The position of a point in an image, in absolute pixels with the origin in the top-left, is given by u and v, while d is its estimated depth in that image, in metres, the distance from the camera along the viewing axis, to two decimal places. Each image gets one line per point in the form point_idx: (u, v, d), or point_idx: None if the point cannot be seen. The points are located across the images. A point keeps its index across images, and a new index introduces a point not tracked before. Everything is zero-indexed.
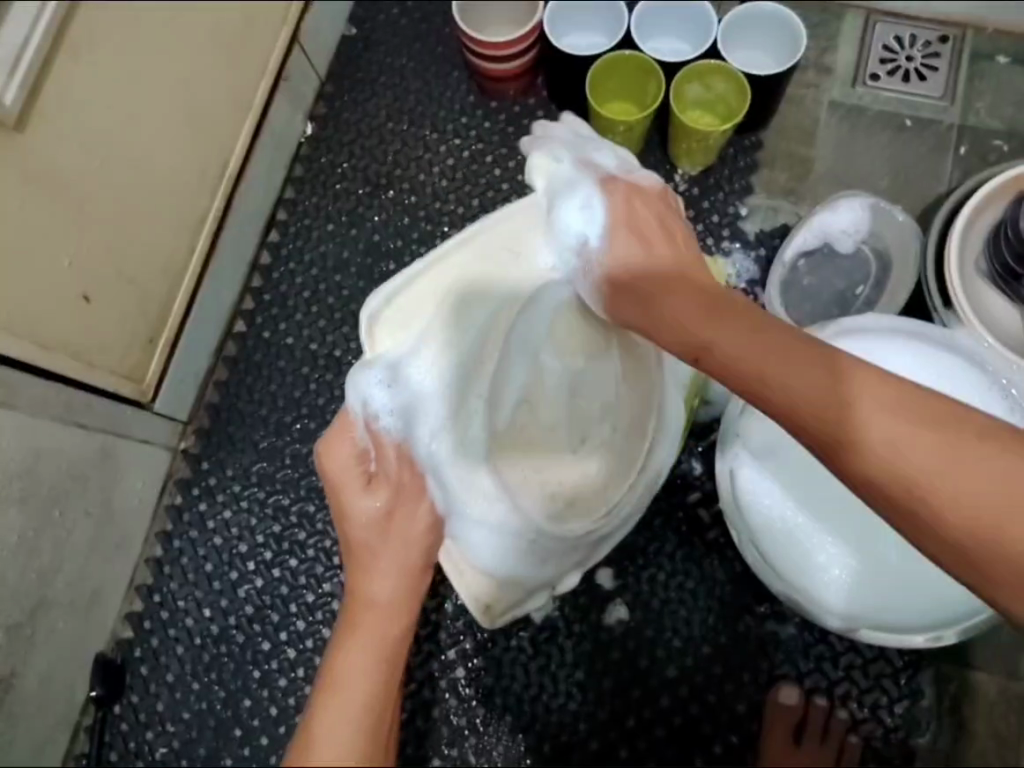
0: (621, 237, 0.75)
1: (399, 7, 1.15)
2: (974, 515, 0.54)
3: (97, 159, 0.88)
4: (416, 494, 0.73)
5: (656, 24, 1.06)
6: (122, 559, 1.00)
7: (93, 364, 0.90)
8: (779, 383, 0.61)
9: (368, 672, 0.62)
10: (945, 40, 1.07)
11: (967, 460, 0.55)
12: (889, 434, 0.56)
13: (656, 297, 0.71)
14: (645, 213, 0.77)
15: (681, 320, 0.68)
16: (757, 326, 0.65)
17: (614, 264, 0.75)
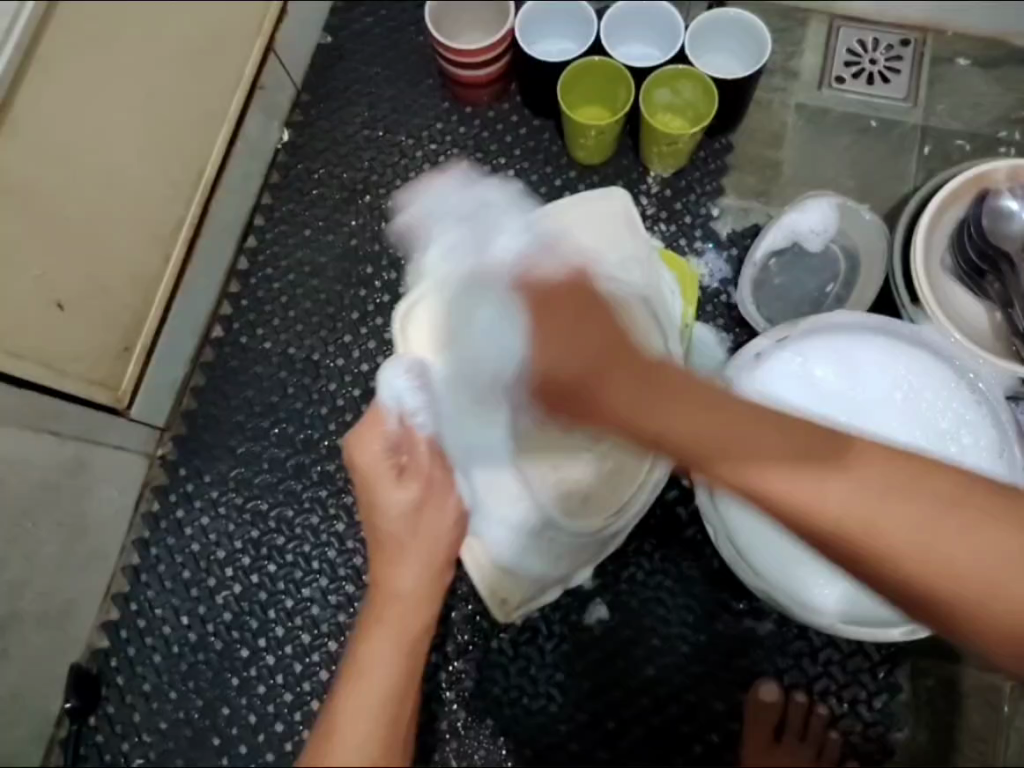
0: (544, 331, 0.65)
1: (373, 17, 1.16)
2: (947, 576, 0.56)
3: (69, 168, 0.89)
4: (445, 489, 0.73)
5: (626, 30, 1.08)
6: (97, 568, 0.99)
7: (66, 371, 0.89)
8: (734, 454, 0.59)
9: (389, 673, 0.65)
10: (908, 44, 1.10)
11: (942, 534, 0.56)
12: (854, 503, 0.56)
13: (593, 394, 0.62)
14: (560, 292, 0.66)
15: (620, 411, 0.61)
16: (714, 405, 0.60)
17: (545, 364, 0.64)
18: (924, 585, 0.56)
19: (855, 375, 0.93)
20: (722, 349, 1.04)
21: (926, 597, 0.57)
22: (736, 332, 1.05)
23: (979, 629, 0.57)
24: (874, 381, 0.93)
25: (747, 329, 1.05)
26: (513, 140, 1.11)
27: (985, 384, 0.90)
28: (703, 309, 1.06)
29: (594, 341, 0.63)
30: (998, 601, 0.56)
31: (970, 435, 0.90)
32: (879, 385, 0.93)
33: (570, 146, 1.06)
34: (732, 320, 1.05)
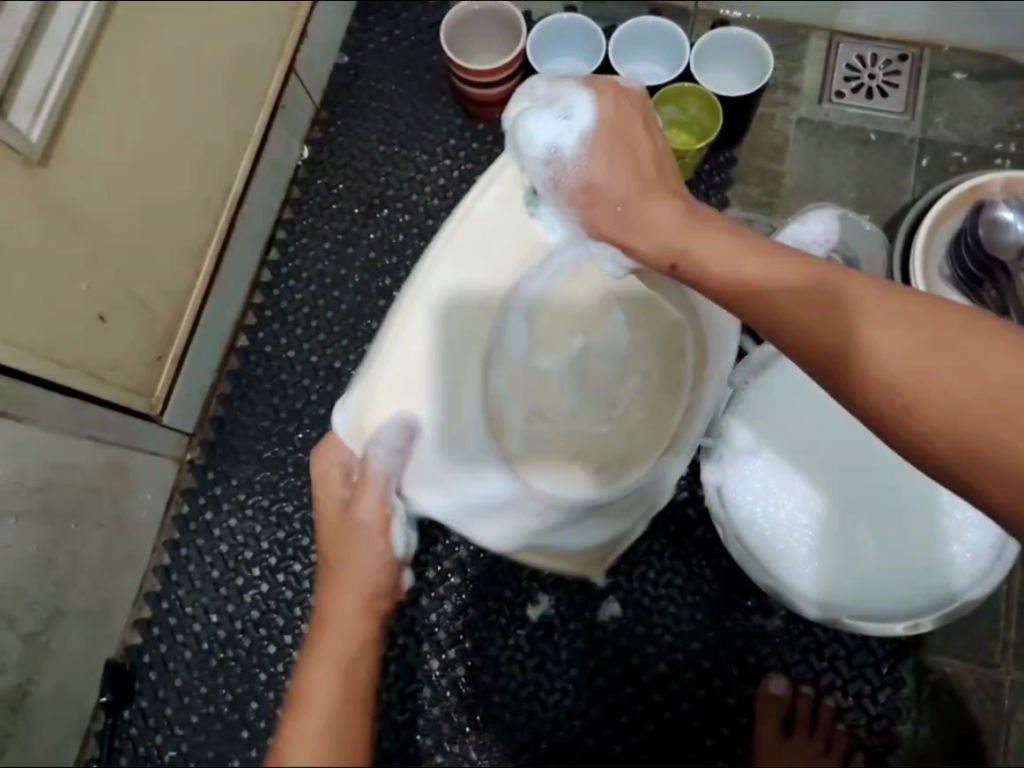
0: (603, 160, 0.72)
1: (388, 36, 1.20)
2: (946, 406, 0.52)
3: (111, 187, 0.93)
4: (371, 525, 0.68)
5: (632, 49, 1.12)
6: (132, 569, 1.04)
7: (106, 379, 0.94)
8: (761, 276, 0.60)
9: (330, 698, 0.60)
10: (905, 59, 1.14)
11: (950, 360, 0.53)
12: (871, 327, 0.55)
13: (637, 223, 0.69)
14: (623, 129, 0.72)
15: (656, 240, 0.67)
16: (738, 235, 0.64)
17: (592, 187, 0.72)
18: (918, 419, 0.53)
19: None
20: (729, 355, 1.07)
21: (920, 432, 0.54)
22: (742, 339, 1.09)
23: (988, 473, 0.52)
24: None
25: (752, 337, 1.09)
26: None
27: None
28: None
29: (626, 181, 0.71)
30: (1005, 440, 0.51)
31: None
32: None
33: None
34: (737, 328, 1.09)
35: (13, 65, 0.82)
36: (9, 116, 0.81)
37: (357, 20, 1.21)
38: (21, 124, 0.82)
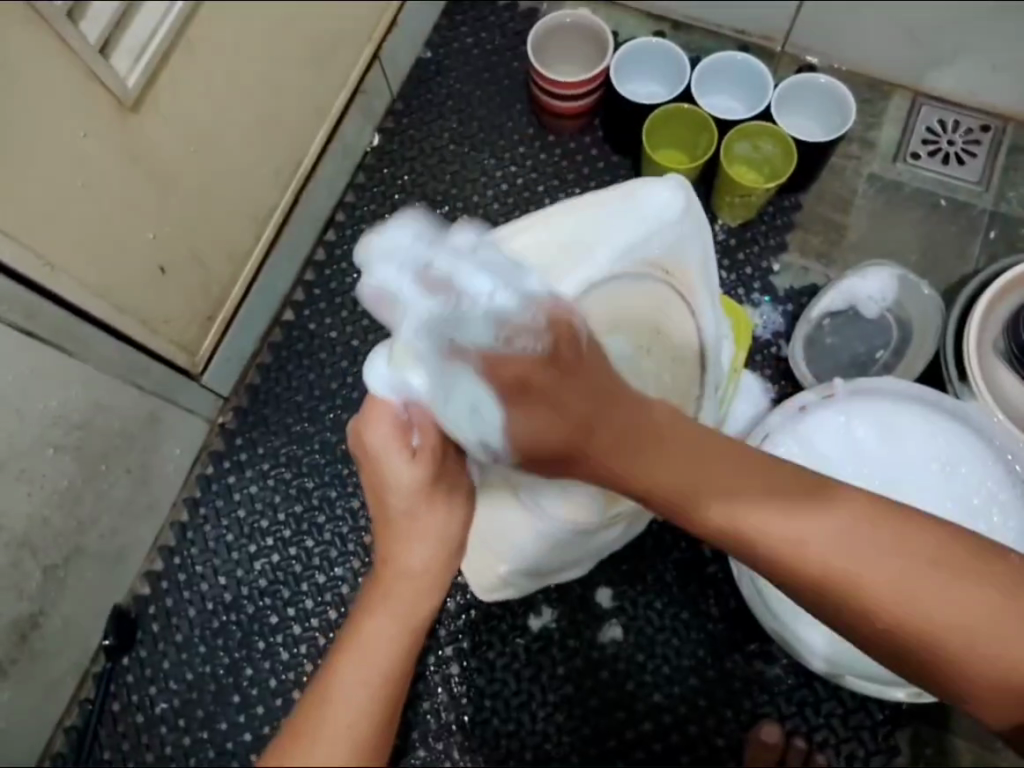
0: (512, 412, 0.60)
1: (473, 38, 1.22)
2: (922, 628, 0.57)
3: (194, 146, 0.95)
4: (458, 471, 0.71)
5: (713, 83, 1.12)
6: (150, 519, 1.06)
7: (157, 330, 0.97)
8: (722, 496, 0.60)
9: (394, 641, 0.61)
10: (987, 129, 1.12)
11: (923, 582, 0.57)
12: (838, 558, 0.58)
13: (579, 455, 0.61)
14: (561, 351, 0.59)
15: (599, 468, 0.61)
16: (694, 449, 0.61)
17: (521, 446, 0.62)
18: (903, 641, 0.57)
19: (895, 440, 0.96)
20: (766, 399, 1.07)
21: (911, 646, 0.57)
22: (782, 385, 1.08)
23: (972, 679, 0.57)
24: (912, 449, 0.96)
25: (793, 383, 1.08)
26: (590, 172, 1.16)
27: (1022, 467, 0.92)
28: (752, 358, 1.09)
29: (562, 418, 0.60)
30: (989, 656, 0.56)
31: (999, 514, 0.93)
32: (917, 453, 0.96)
33: None
34: (779, 373, 1.09)
35: (122, 10, 0.85)
36: (112, 58, 0.85)
37: (444, 18, 1.22)
38: (121, 68, 0.85)
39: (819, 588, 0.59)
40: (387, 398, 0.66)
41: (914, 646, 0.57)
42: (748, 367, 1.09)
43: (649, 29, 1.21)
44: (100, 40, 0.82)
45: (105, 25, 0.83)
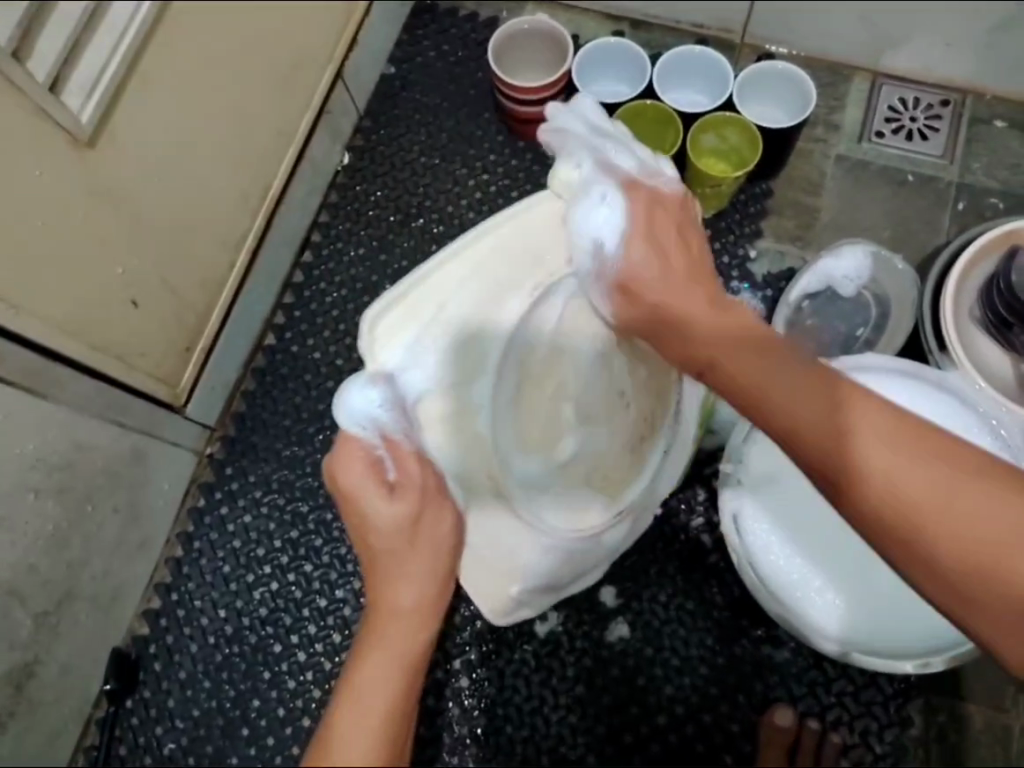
0: (642, 240, 0.76)
1: (435, 51, 1.22)
2: (962, 542, 0.59)
3: (157, 179, 0.95)
4: (438, 500, 0.70)
5: (676, 78, 1.14)
6: (144, 557, 1.05)
7: (134, 365, 0.96)
8: (775, 399, 0.65)
9: (386, 687, 0.60)
10: (947, 104, 1.14)
11: (963, 499, 0.59)
12: (895, 465, 0.60)
13: (668, 316, 0.74)
14: (662, 222, 0.77)
15: (684, 325, 0.73)
16: (766, 347, 0.68)
17: (642, 300, 0.75)
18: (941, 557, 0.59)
19: None
20: None
21: (952, 567, 0.59)
22: None
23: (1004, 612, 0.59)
24: None
25: None
26: None
27: (1006, 430, 0.93)
28: None
29: (655, 294, 0.75)
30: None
31: None
32: None
33: None
34: None
35: (70, 46, 0.84)
36: (63, 95, 0.84)
37: (406, 33, 1.23)
38: (73, 105, 0.84)
39: (863, 507, 0.61)
40: (363, 439, 0.70)
41: (965, 562, 0.59)
42: None
43: (609, 30, 1.22)
44: (50, 78, 0.81)
45: (53, 62, 0.82)
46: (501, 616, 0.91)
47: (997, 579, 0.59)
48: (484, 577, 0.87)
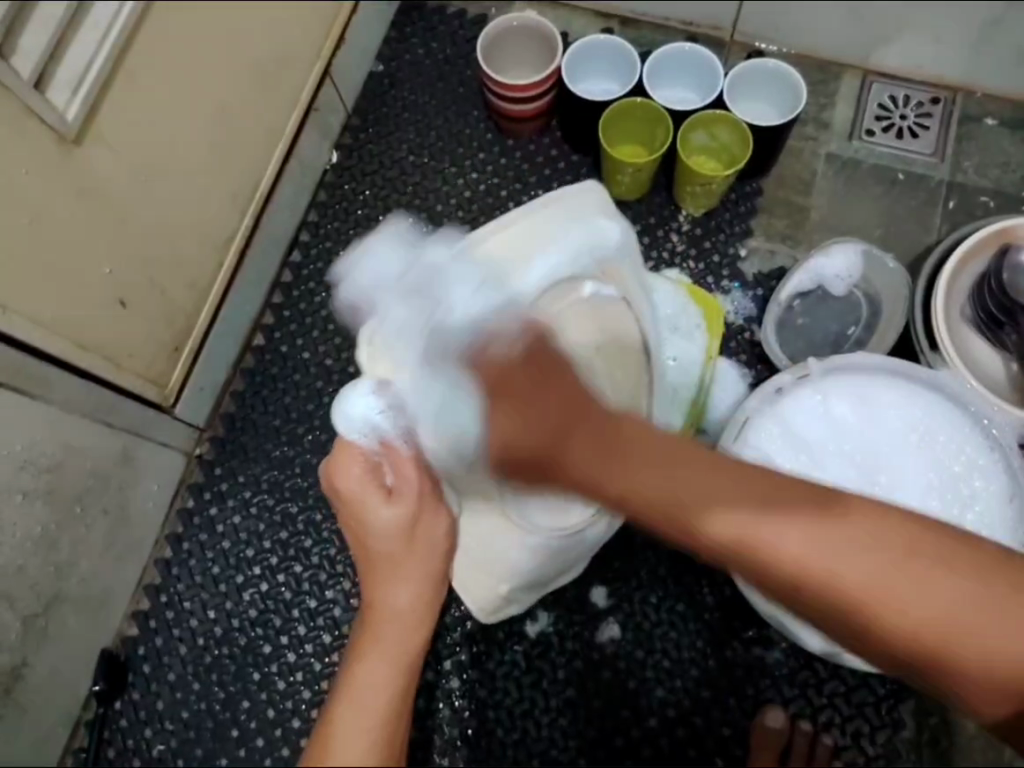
0: (499, 409, 0.63)
1: (424, 48, 1.21)
2: (900, 620, 0.60)
3: (144, 176, 0.94)
4: (436, 503, 0.70)
5: (666, 76, 1.13)
6: (133, 559, 1.04)
7: (123, 366, 0.95)
8: (685, 512, 0.60)
9: (385, 690, 0.60)
10: (937, 102, 1.14)
11: (898, 577, 0.60)
12: (835, 561, 0.60)
13: (559, 453, 0.61)
14: (518, 368, 0.63)
15: (584, 478, 0.61)
16: (669, 455, 0.61)
17: (503, 444, 0.63)
18: (882, 632, 0.60)
19: (873, 413, 0.96)
20: (743, 383, 1.07)
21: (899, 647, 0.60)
22: (758, 369, 1.09)
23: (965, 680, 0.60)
24: (892, 422, 0.96)
25: (769, 366, 1.09)
26: (553, 174, 1.16)
27: (998, 430, 0.93)
28: (727, 345, 1.10)
29: (548, 414, 0.61)
30: (976, 646, 0.59)
31: (981, 478, 0.93)
32: (896, 426, 0.96)
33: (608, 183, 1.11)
34: (754, 357, 1.09)
35: (55, 42, 0.83)
36: (48, 92, 0.83)
37: (394, 31, 1.22)
38: (58, 101, 0.83)
39: (800, 587, 0.61)
40: (361, 441, 0.70)
41: (913, 636, 0.60)
42: (723, 354, 1.09)
43: (598, 28, 1.21)
44: (35, 74, 0.81)
45: (37, 58, 0.81)
46: (490, 618, 0.94)
47: (941, 655, 0.60)
48: (473, 576, 0.90)
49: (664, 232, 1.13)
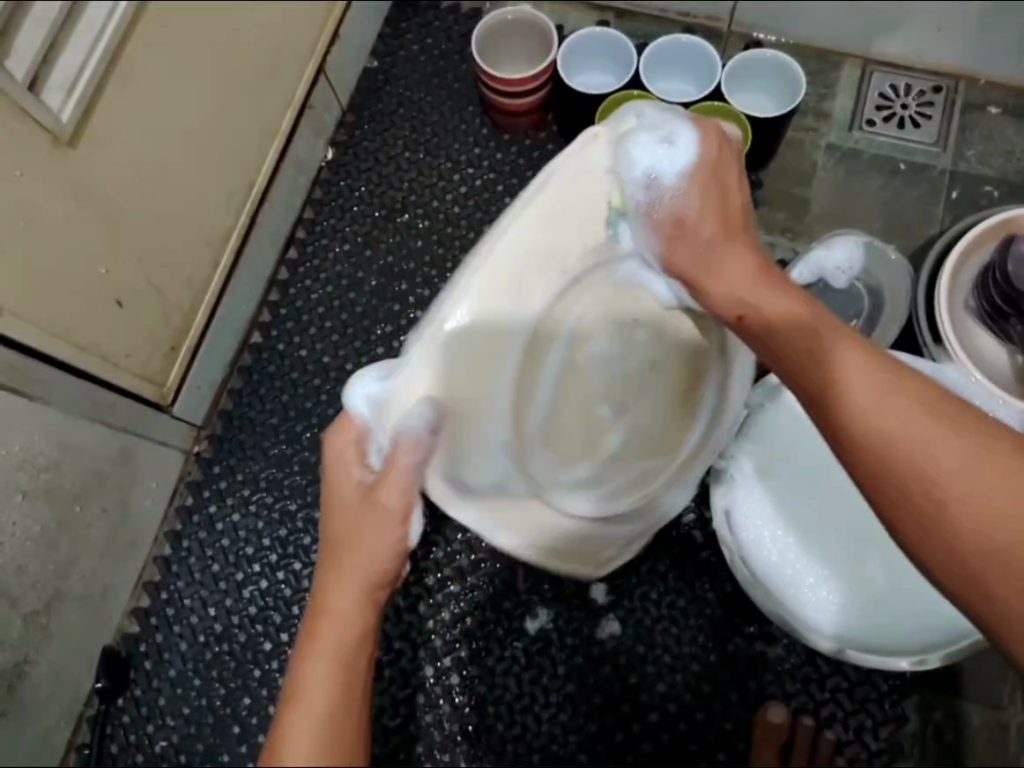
0: (680, 237, 0.77)
1: (419, 43, 1.21)
2: (981, 513, 0.56)
3: (139, 175, 0.94)
4: (390, 509, 0.67)
5: (662, 69, 1.12)
6: (133, 557, 1.04)
7: (121, 365, 0.95)
8: (792, 326, 0.68)
9: (328, 690, 0.59)
10: (939, 90, 1.12)
11: (988, 472, 0.57)
12: (933, 443, 0.58)
13: (716, 271, 0.75)
14: (713, 214, 0.77)
15: (718, 285, 0.74)
16: (762, 277, 0.73)
17: (672, 251, 0.77)
18: (947, 512, 0.57)
19: None
20: None
21: (962, 541, 0.57)
22: None
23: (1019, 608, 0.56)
24: None
25: None
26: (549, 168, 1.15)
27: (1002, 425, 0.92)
28: None
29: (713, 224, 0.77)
30: None
31: None
32: None
33: None
34: None
35: (48, 46, 0.83)
36: (42, 94, 0.83)
37: (389, 26, 1.22)
38: (53, 103, 0.83)
39: (882, 452, 0.59)
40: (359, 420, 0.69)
41: (985, 544, 0.56)
42: None
43: (594, 20, 1.20)
44: (28, 77, 0.81)
45: (32, 59, 0.81)
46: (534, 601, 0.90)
47: (1002, 563, 0.56)
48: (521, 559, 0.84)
49: None
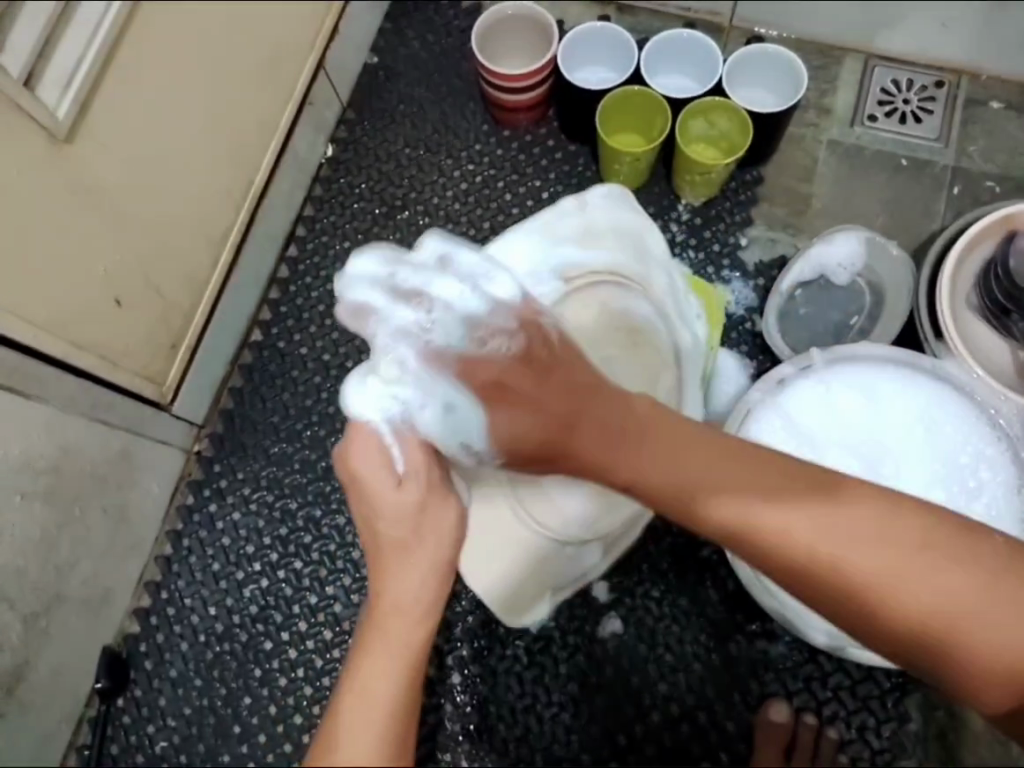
0: (500, 413, 0.66)
1: (418, 39, 1.20)
2: (917, 609, 0.60)
3: (137, 173, 0.93)
4: (445, 494, 0.67)
5: (663, 64, 1.11)
6: (133, 556, 1.04)
7: (120, 364, 0.95)
8: (678, 488, 0.65)
9: (388, 684, 0.58)
10: (941, 86, 1.12)
11: (912, 568, 0.61)
12: (857, 555, 0.61)
13: (574, 446, 0.66)
14: (523, 376, 0.65)
15: (595, 460, 0.66)
16: (634, 431, 0.66)
17: (511, 436, 0.66)
18: (885, 618, 0.61)
19: (879, 404, 0.95)
20: (745, 374, 1.06)
21: (907, 634, 0.61)
22: (760, 360, 1.07)
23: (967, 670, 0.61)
24: (897, 415, 0.95)
25: (771, 357, 1.08)
26: (550, 165, 1.14)
27: (1005, 420, 0.92)
28: (728, 336, 1.09)
29: (541, 400, 0.65)
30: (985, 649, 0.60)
31: (989, 469, 0.92)
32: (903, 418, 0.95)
33: (607, 174, 1.09)
34: (756, 348, 1.08)
35: (44, 42, 0.83)
36: (38, 90, 0.82)
37: (389, 21, 1.21)
38: (49, 100, 0.83)
39: (812, 580, 0.63)
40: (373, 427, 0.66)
41: (921, 634, 0.61)
42: (724, 345, 1.08)
43: (595, 15, 1.19)
44: (24, 74, 0.80)
45: (27, 56, 0.81)
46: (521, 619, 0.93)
47: (948, 647, 0.61)
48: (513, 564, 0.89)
49: (664, 222, 1.12)
